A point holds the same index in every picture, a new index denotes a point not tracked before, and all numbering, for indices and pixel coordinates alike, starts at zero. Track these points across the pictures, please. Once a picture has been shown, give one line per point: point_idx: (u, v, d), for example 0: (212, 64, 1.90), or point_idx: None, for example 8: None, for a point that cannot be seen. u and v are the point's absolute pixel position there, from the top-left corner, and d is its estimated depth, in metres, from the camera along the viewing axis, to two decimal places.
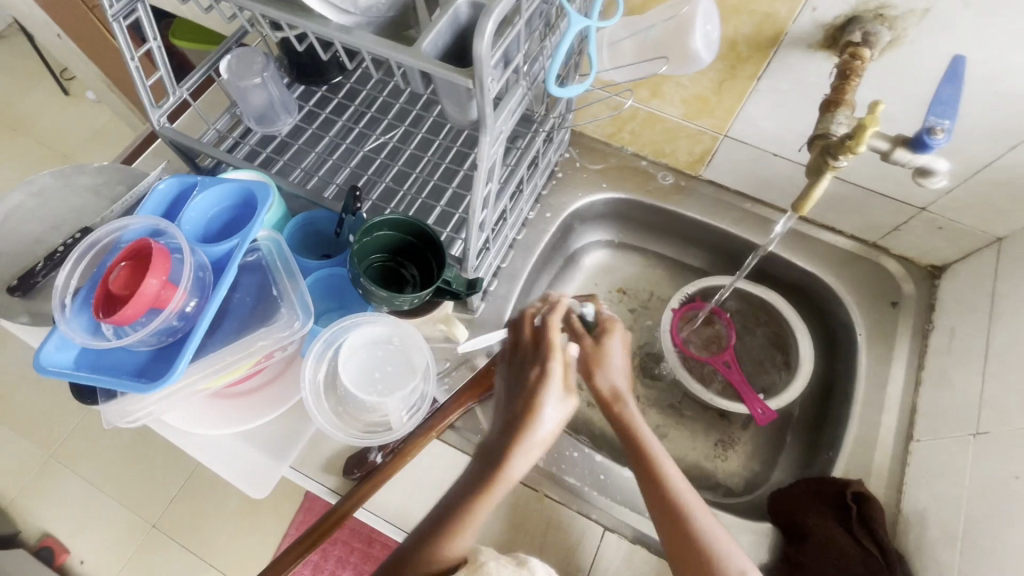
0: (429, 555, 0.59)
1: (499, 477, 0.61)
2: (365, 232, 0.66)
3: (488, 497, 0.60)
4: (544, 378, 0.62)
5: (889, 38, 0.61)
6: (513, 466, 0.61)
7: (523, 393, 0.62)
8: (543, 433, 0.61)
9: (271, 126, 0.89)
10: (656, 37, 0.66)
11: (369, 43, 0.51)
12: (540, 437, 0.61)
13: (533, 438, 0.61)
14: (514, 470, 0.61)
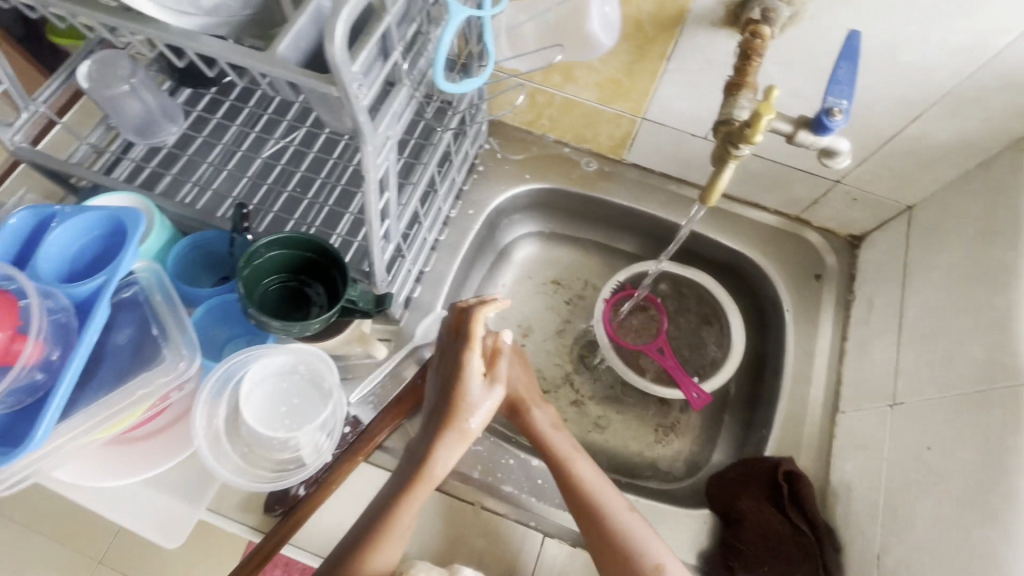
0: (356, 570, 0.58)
1: (424, 474, 0.61)
2: (253, 256, 0.60)
3: (412, 496, 0.60)
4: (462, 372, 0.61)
5: (789, 14, 0.58)
6: (435, 463, 0.61)
7: (445, 389, 0.62)
8: (466, 429, 0.62)
9: (155, 137, 0.79)
10: (553, 21, 0.62)
11: (217, 49, 0.46)
12: (462, 433, 0.61)
13: (456, 435, 0.61)
14: (437, 469, 0.61)
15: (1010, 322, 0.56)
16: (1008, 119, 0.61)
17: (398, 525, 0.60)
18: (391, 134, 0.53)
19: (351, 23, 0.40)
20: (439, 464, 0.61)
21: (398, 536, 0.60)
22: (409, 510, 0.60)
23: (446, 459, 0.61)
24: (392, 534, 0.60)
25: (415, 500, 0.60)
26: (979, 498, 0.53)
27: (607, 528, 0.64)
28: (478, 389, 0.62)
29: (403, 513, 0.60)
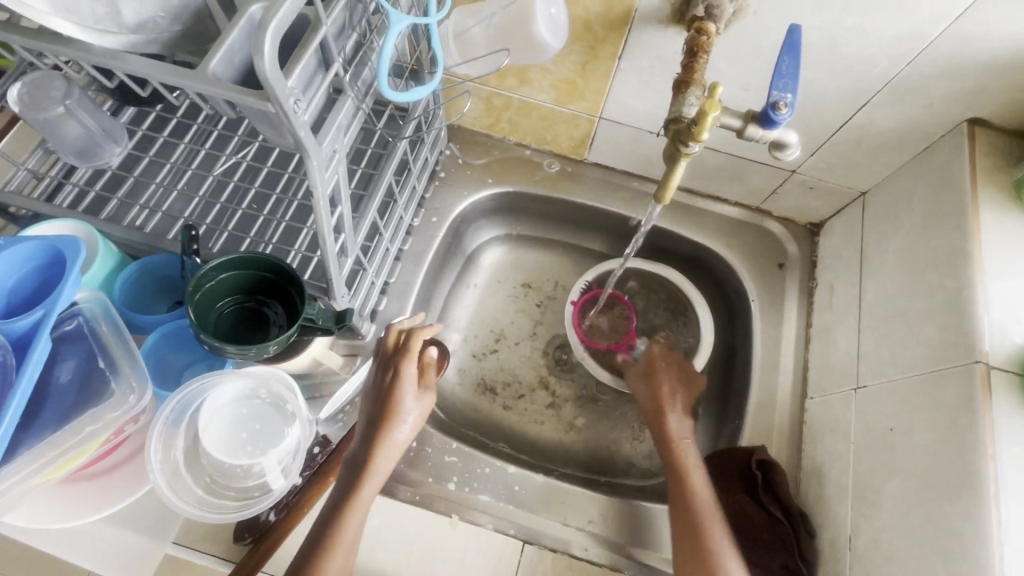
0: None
1: (370, 483, 0.59)
2: (201, 281, 0.58)
3: (357, 503, 0.58)
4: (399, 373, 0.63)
5: (734, 10, 0.58)
6: (376, 470, 0.60)
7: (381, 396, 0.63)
8: (403, 433, 0.62)
9: (96, 160, 0.75)
10: (498, 25, 0.61)
11: (146, 69, 0.44)
12: (400, 436, 0.62)
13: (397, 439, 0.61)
14: (376, 476, 0.60)
15: (959, 302, 0.58)
16: (947, 104, 0.62)
17: (342, 540, 0.56)
18: (338, 148, 0.52)
19: (281, 35, 0.39)
20: (378, 471, 0.60)
21: (343, 553, 0.56)
22: (355, 521, 0.57)
23: (387, 465, 0.60)
24: (337, 553, 0.56)
25: (360, 511, 0.58)
26: (938, 476, 0.54)
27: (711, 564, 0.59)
28: (411, 391, 0.63)
29: (348, 526, 0.57)
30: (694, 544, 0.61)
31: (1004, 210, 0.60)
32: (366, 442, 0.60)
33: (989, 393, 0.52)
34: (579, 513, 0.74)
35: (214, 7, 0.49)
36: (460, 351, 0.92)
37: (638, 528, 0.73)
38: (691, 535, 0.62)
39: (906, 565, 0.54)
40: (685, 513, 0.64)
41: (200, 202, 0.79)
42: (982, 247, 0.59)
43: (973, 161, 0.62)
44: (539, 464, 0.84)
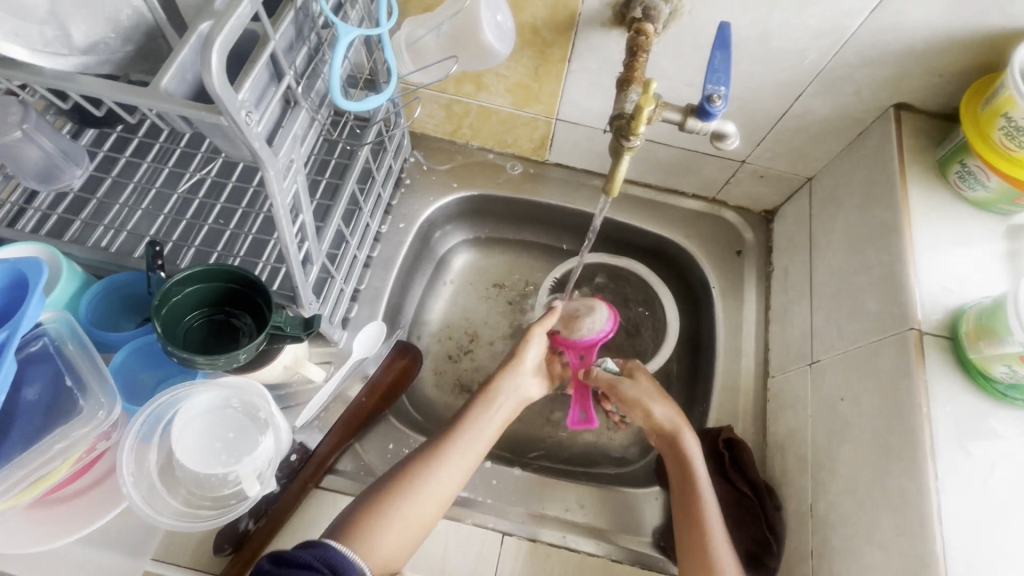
0: (376, 529, 0.58)
1: (483, 415, 0.69)
2: (167, 295, 0.59)
3: (475, 411, 0.69)
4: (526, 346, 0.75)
5: (670, 11, 0.62)
6: (483, 433, 0.68)
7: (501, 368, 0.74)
8: (510, 410, 0.72)
9: (58, 182, 0.75)
10: (447, 33, 0.64)
11: (98, 88, 0.45)
12: (506, 412, 0.71)
13: (502, 409, 0.70)
14: (485, 440, 0.67)
15: (895, 274, 0.61)
16: (874, 91, 0.67)
17: (437, 485, 0.62)
18: (295, 157, 0.54)
19: (228, 51, 0.41)
20: (486, 435, 0.68)
21: (437, 497, 0.62)
22: (459, 473, 0.64)
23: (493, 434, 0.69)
24: (432, 494, 0.61)
25: (465, 468, 0.65)
26: (884, 438, 0.57)
27: (707, 555, 0.61)
28: (523, 372, 0.74)
29: (446, 476, 0.63)
30: (695, 535, 0.63)
31: (930, 186, 0.65)
32: (480, 407, 0.69)
33: (922, 356, 0.56)
34: (556, 501, 0.76)
35: (163, 23, 0.52)
36: (434, 354, 0.92)
37: (613, 511, 0.75)
38: (690, 530, 0.64)
39: (861, 524, 0.57)
40: (687, 503, 0.66)
41: (166, 220, 0.79)
42: (912, 222, 0.63)
43: (900, 143, 0.67)
44: (516, 459, 0.85)
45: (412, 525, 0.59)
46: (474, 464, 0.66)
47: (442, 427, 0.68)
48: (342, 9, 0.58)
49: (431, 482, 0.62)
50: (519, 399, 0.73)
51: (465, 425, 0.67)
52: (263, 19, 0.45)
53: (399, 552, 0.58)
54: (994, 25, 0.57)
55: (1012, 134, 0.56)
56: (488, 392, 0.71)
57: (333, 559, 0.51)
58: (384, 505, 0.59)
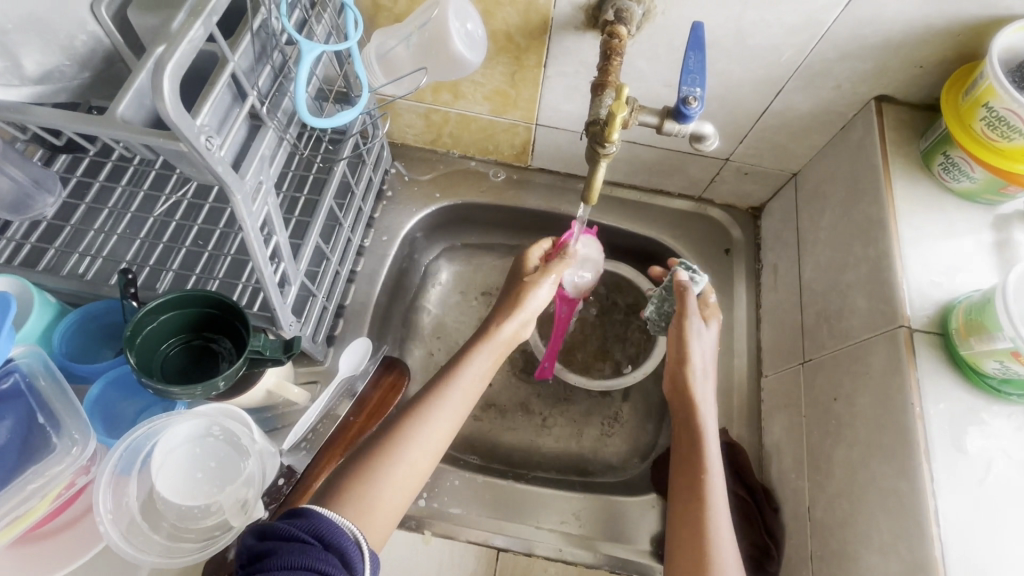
0: (369, 490, 0.52)
1: (479, 358, 0.64)
2: (141, 324, 0.58)
3: (471, 355, 0.64)
4: (530, 287, 0.69)
5: (643, 12, 0.61)
6: (474, 381, 0.63)
7: (495, 311, 0.68)
8: (504, 350, 0.67)
9: (29, 211, 0.74)
10: (418, 44, 0.63)
11: (52, 118, 0.44)
12: (497, 356, 0.66)
13: (496, 350, 0.66)
14: (477, 389, 0.63)
15: (883, 270, 0.60)
16: (854, 84, 0.66)
17: (430, 437, 0.57)
18: (264, 178, 0.52)
19: (181, 76, 0.40)
20: (477, 384, 0.63)
21: (430, 450, 0.57)
22: (451, 424, 0.60)
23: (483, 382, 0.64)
24: (425, 449, 0.57)
25: (455, 418, 0.60)
26: (878, 438, 0.56)
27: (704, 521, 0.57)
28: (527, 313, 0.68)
29: (438, 428, 0.58)
30: (695, 498, 0.59)
31: (914, 178, 0.64)
32: (471, 355, 0.64)
33: (913, 353, 0.55)
34: (551, 513, 0.74)
35: (120, 45, 0.48)
36: (424, 367, 0.91)
37: (609, 521, 0.74)
38: (689, 489, 0.60)
39: (859, 527, 0.56)
40: (692, 458, 0.62)
41: (143, 243, 0.78)
42: (898, 216, 0.62)
43: (882, 136, 0.66)
44: (510, 470, 0.82)
45: (407, 483, 0.55)
46: (466, 412, 0.62)
47: (428, 379, 0.63)
48: (308, 25, 0.57)
49: (427, 429, 0.58)
50: (513, 339, 0.68)
51: (455, 375, 0.62)
52: (221, 40, 0.44)
53: (396, 511, 0.53)
54: (971, 14, 0.56)
55: (994, 124, 0.56)
56: (482, 340, 0.66)
57: (325, 529, 0.44)
58: (374, 463, 0.54)
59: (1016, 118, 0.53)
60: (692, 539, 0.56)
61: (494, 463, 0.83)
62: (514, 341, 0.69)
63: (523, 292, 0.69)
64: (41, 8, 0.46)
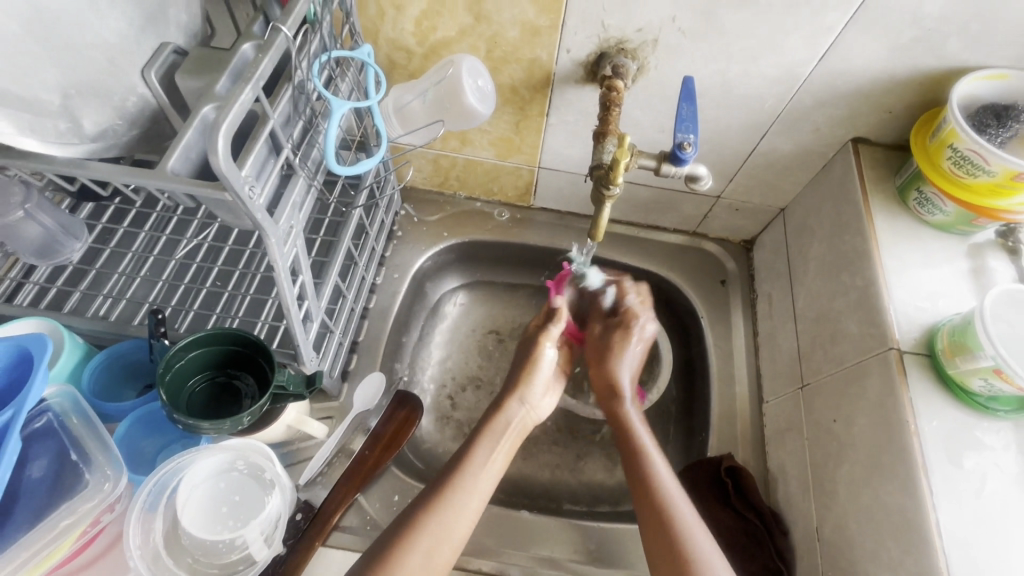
0: None
1: (486, 444, 0.68)
2: (171, 362, 0.60)
3: (479, 444, 0.68)
4: (532, 371, 0.76)
5: (637, 67, 0.67)
6: (488, 466, 0.66)
7: (501, 399, 0.73)
8: (514, 438, 0.71)
9: (56, 256, 0.76)
10: (433, 98, 0.69)
11: (106, 172, 0.47)
12: (510, 439, 0.70)
13: (507, 437, 0.70)
14: (490, 473, 0.66)
15: (870, 296, 0.65)
16: (831, 128, 0.72)
17: (449, 528, 0.60)
18: (295, 223, 0.57)
19: (232, 133, 0.44)
20: (491, 473, 0.66)
21: (447, 539, 0.60)
22: (468, 516, 0.62)
23: (499, 469, 0.68)
24: (442, 540, 0.59)
25: (474, 505, 0.63)
26: (879, 457, 0.58)
27: (673, 534, 0.59)
28: (526, 397, 0.74)
29: (455, 520, 0.61)
30: (665, 534, 0.60)
31: (892, 212, 0.69)
32: (481, 440, 0.68)
33: (904, 375, 0.59)
34: (565, 543, 0.75)
35: (167, 107, 0.55)
36: (435, 401, 0.92)
37: (623, 548, 0.74)
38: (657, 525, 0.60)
39: (867, 545, 0.58)
40: (648, 500, 0.63)
41: (164, 285, 0.80)
42: (880, 247, 0.67)
43: (860, 174, 0.71)
44: (522, 502, 0.83)
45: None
46: (485, 496, 0.65)
47: (439, 471, 0.66)
48: (333, 83, 0.63)
49: (446, 514, 0.61)
50: (522, 425, 0.73)
51: (466, 462, 0.66)
52: (263, 102, 0.49)
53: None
54: (931, 66, 0.62)
55: (960, 163, 0.61)
56: (488, 427, 0.70)
57: None
58: (396, 554, 0.57)
59: (979, 157, 0.59)
60: (668, 550, 0.59)
61: (505, 495, 0.83)
62: (524, 430, 0.73)
63: (535, 362, 0.76)
64: (100, 75, 0.51)
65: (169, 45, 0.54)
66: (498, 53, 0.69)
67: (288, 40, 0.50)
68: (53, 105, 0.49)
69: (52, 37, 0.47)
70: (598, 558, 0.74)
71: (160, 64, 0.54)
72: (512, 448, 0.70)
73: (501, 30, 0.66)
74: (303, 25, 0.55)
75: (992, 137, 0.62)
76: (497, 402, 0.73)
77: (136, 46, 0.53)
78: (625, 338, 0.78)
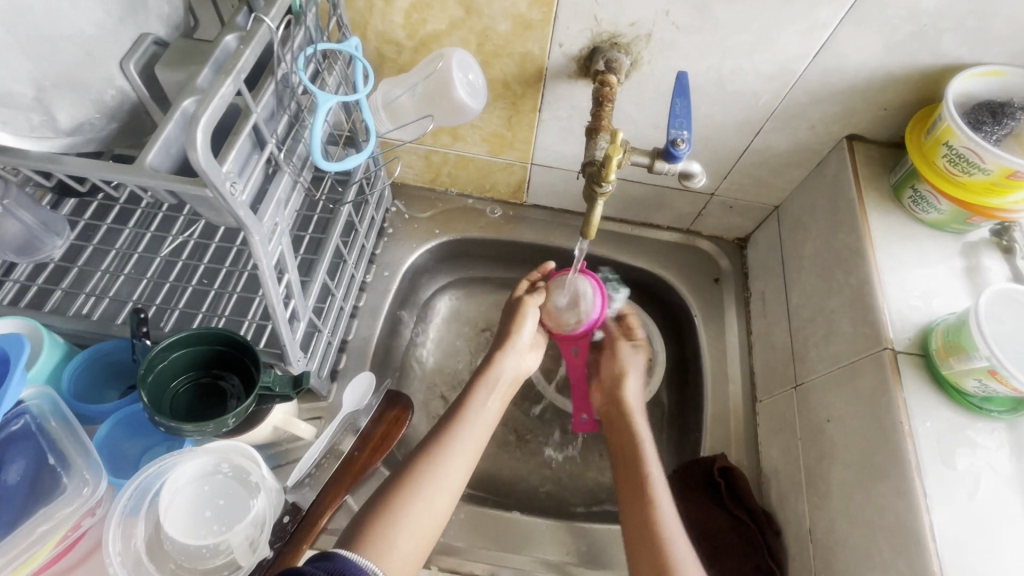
0: (389, 529, 0.56)
1: (483, 394, 0.70)
2: (153, 362, 0.59)
3: (475, 397, 0.69)
4: (519, 325, 0.76)
5: (630, 62, 0.66)
6: (482, 421, 0.67)
7: (494, 351, 0.74)
8: (506, 388, 0.73)
9: (38, 253, 0.74)
10: (423, 93, 0.68)
11: (82, 167, 0.45)
12: (501, 392, 0.72)
13: (500, 387, 0.72)
14: (485, 426, 0.68)
15: (864, 295, 0.64)
16: (827, 125, 0.71)
17: (447, 479, 0.61)
18: (280, 221, 0.55)
19: (212, 128, 0.43)
20: (488, 420, 0.68)
21: (447, 489, 0.61)
22: (465, 463, 0.63)
23: (491, 420, 0.69)
24: (440, 490, 0.60)
25: (471, 453, 0.64)
26: (872, 458, 0.58)
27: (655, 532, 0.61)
28: (519, 347, 0.75)
29: (453, 469, 0.62)
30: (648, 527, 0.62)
31: (887, 211, 0.69)
32: (476, 391, 0.70)
33: (898, 375, 0.58)
34: (557, 544, 0.74)
35: (148, 101, 0.53)
36: (426, 400, 0.91)
37: (615, 549, 0.74)
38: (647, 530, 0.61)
39: (859, 546, 0.57)
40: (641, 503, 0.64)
41: (149, 284, 0.79)
42: (875, 245, 0.66)
43: (855, 172, 0.71)
44: (513, 502, 0.82)
45: (426, 525, 0.58)
46: (478, 449, 0.65)
47: (437, 422, 0.67)
48: (320, 76, 0.61)
49: (446, 466, 0.62)
50: (513, 378, 0.74)
51: (462, 414, 0.67)
52: (245, 95, 0.47)
53: (417, 554, 0.57)
54: (927, 63, 0.62)
55: (955, 161, 0.61)
56: (483, 377, 0.71)
57: (345, 568, 0.48)
58: (396, 502, 0.58)
59: (974, 155, 0.58)
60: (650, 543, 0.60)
61: (497, 495, 0.82)
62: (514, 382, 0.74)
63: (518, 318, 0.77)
64: (76, 67, 0.49)
65: (149, 36, 0.52)
66: (489, 47, 0.68)
67: (271, 31, 0.48)
68: (26, 97, 0.47)
69: (24, 27, 0.46)
70: (591, 560, 0.73)
71: (140, 56, 0.52)
72: (505, 398, 0.72)
73: (492, 24, 0.65)
74: (287, 17, 0.54)
75: (987, 134, 0.61)
76: (490, 354, 0.74)
77: (115, 37, 0.51)
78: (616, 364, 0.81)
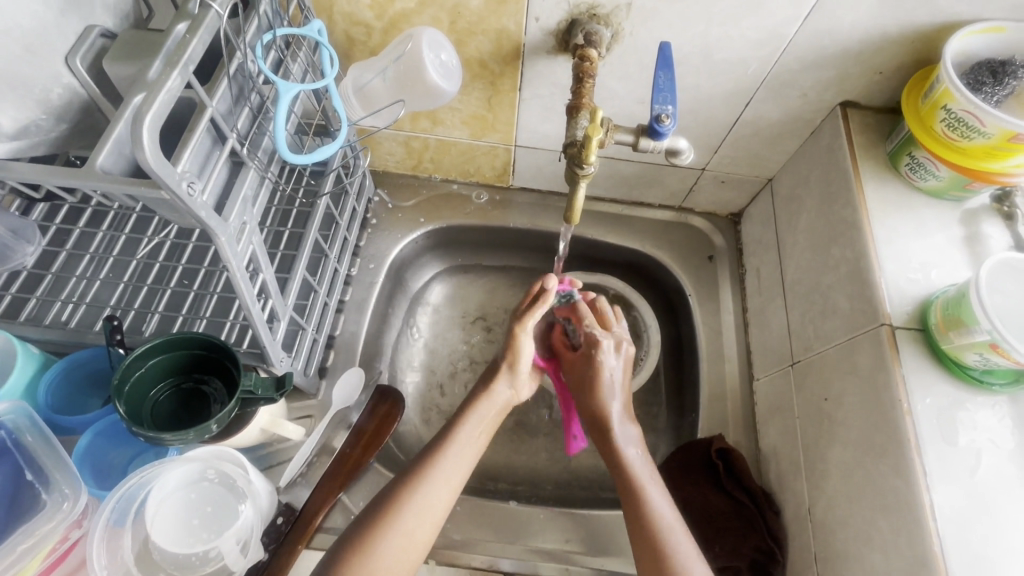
0: (366, 557, 0.55)
1: (473, 421, 0.67)
2: (129, 371, 0.57)
3: (462, 424, 0.66)
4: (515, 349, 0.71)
5: (611, 34, 0.63)
6: (467, 448, 0.65)
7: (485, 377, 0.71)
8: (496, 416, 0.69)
9: (9, 261, 0.72)
10: (394, 76, 0.64)
11: (32, 174, 0.43)
12: (492, 417, 0.69)
13: (488, 414, 0.68)
14: (473, 451, 0.65)
15: (861, 270, 0.62)
16: (819, 92, 0.68)
17: (431, 505, 0.59)
18: (248, 219, 0.53)
19: (160, 126, 0.40)
20: (474, 446, 0.65)
21: (428, 520, 0.59)
22: (449, 491, 0.61)
23: (480, 445, 0.66)
24: (425, 518, 0.59)
25: (455, 479, 0.62)
26: (872, 436, 0.56)
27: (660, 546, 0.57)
28: (514, 377, 0.71)
29: (436, 499, 0.60)
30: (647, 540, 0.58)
31: (884, 180, 0.66)
32: (466, 417, 0.67)
33: (897, 352, 0.56)
34: (556, 534, 0.73)
35: (97, 96, 0.51)
36: (419, 393, 0.89)
37: (614, 535, 0.73)
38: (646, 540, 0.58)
39: (859, 526, 0.56)
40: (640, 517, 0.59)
41: (127, 287, 0.76)
42: (871, 217, 0.64)
43: (849, 140, 0.68)
44: (511, 491, 0.81)
45: (406, 551, 0.57)
46: (462, 479, 0.63)
47: (426, 444, 0.65)
48: (284, 65, 0.58)
49: (428, 497, 0.60)
50: (506, 405, 0.71)
51: (450, 440, 0.64)
52: (195, 86, 0.44)
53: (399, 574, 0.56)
54: (924, 22, 0.58)
55: (954, 125, 0.58)
56: (472, 408, 0.67)
57: None
58: (377, 529, 0.57)
59: (973, 118, 0.56)
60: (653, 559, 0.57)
61: (494, 486, 0.81)
62: (511, 400, 0.71)
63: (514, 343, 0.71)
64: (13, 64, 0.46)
65: (94, 29, 0.50)
66: (462, 24, 0.65)
67: (220, 17, 0.45)
68: None
69: None
70: (589, 546, 0.72)
71: (86, 51, 0.49)
72: (493, 427, 0.69)
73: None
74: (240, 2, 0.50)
75: (987, 96, 0.58)
76: (482, 382, 0.70)
77: (56, 29, 0.48)
78: (599, 373, 0.70)
